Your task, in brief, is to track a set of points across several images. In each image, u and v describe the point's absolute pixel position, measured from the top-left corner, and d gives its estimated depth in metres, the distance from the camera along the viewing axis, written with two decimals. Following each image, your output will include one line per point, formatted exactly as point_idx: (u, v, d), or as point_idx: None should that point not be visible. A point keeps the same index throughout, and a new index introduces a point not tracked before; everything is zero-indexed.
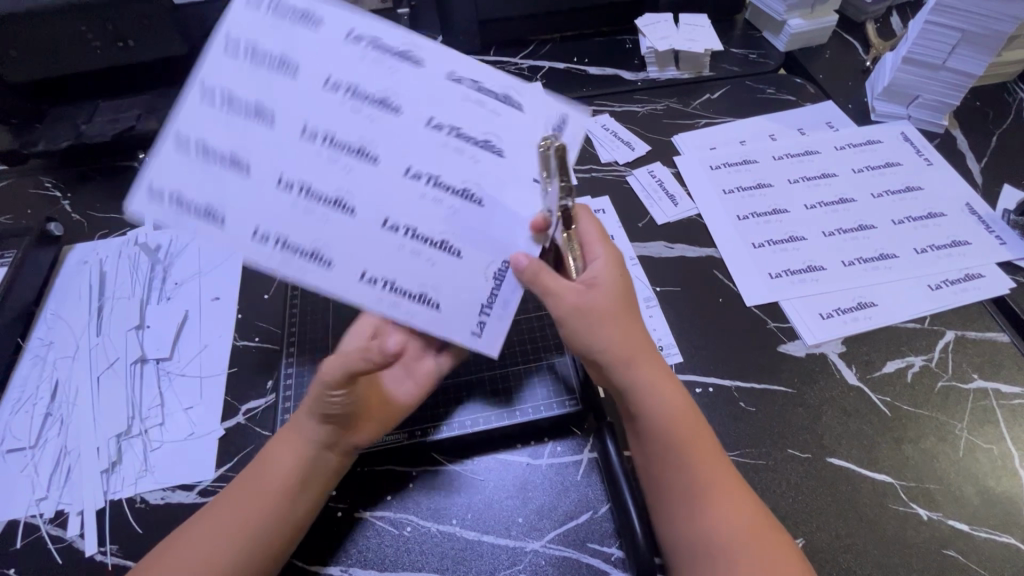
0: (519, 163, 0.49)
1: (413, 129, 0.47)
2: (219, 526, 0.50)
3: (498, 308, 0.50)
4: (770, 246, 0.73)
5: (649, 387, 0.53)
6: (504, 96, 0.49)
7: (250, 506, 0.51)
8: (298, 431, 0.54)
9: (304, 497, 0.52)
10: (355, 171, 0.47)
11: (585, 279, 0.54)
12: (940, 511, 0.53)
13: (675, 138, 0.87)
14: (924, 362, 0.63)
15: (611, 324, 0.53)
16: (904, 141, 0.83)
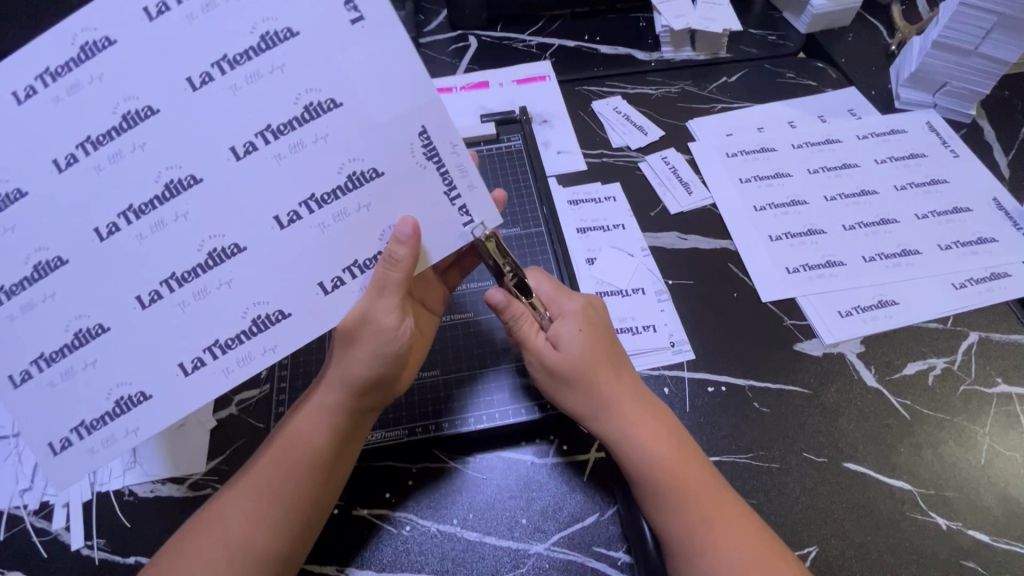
0: (365, 99, 0.42)
1: (263, 165, 0.43)
2: (256, 510, 0.47)
3: (466, 184, 0.46)
4: (788, 239, 0.70)
5: (633, 435, 0.50)
6: (267, 42, 0.41)
7: (289, 485, 0.47)
8: (327, 400, 0.50)
9: (331, 478, 0.50)
10: (250, 257, 0.44)
11: (551, 336, 0.54)
12: (960, 520, 0.51)
13: (690, 123, 0.83)
14: (946, 364, 0.60)
15: (586, 377, 0.52)
16: (930, 131, 0.80)
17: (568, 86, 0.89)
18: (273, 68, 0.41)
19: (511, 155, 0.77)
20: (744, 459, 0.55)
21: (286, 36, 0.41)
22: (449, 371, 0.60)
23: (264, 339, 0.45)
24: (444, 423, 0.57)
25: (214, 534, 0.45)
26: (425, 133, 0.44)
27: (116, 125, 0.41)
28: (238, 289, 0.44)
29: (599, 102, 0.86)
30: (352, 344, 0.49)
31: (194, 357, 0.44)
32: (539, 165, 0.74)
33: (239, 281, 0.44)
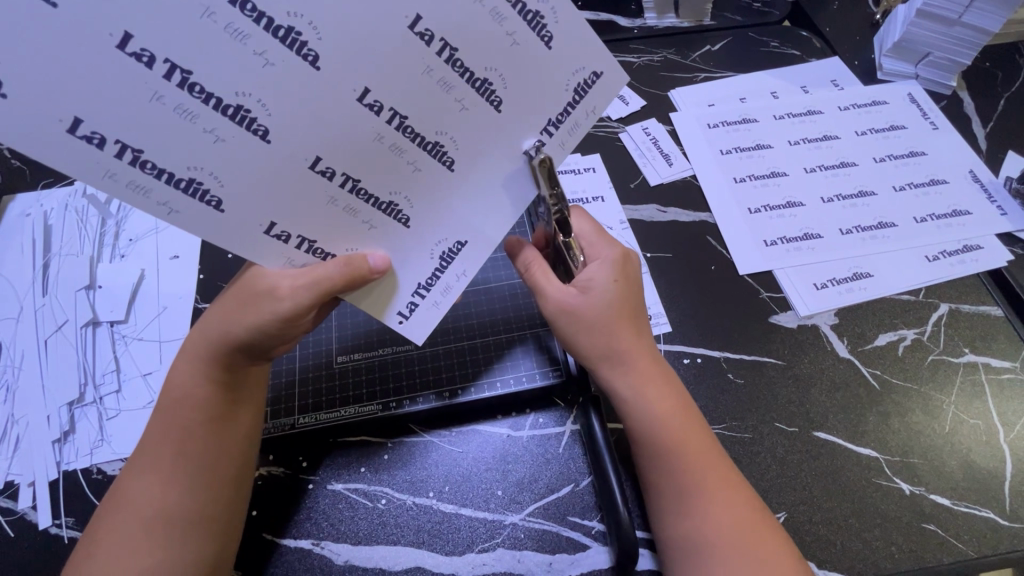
0: (484, 155, 0.42)
1: (335, 104, 0.35)
2: (158, 479, 0.46)
3: (429, 295, 0.46)
4: (766, 212, 0.70)
5: (637, 389, 0.49)
6: (481, 81, 0.38)
7: (183, 448, 0.47)
8: (198, 362, 0.48)
9: (221, 439, 0.47)
10: (229, 143, 0.34)
11: (580, 280, 0.50)
12: (923, 485, 0.53)
13: (671, 93, 0.81)
14: (916, 335, 0.61)
15: (603, 326, 0.49)
16: (911, 103, 0.79)
17: None
18: (458, 105, 0.39)
19: None
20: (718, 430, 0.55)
21: (489, 103, 0.39)
22: (423, 346, 0.60)
23: (167, 193, 0.35)
24: (419, 399, 0.56)
25: (124, 512, 0.45)
26: (461, 245, 0.45)
27: (224, 102, 0.33)
28: (214, 153, 0.34)
29: None
30: (233, 302, 0.47)
31: (115, 144, 0.32)
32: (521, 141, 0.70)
33: (225, 174, 0.35)
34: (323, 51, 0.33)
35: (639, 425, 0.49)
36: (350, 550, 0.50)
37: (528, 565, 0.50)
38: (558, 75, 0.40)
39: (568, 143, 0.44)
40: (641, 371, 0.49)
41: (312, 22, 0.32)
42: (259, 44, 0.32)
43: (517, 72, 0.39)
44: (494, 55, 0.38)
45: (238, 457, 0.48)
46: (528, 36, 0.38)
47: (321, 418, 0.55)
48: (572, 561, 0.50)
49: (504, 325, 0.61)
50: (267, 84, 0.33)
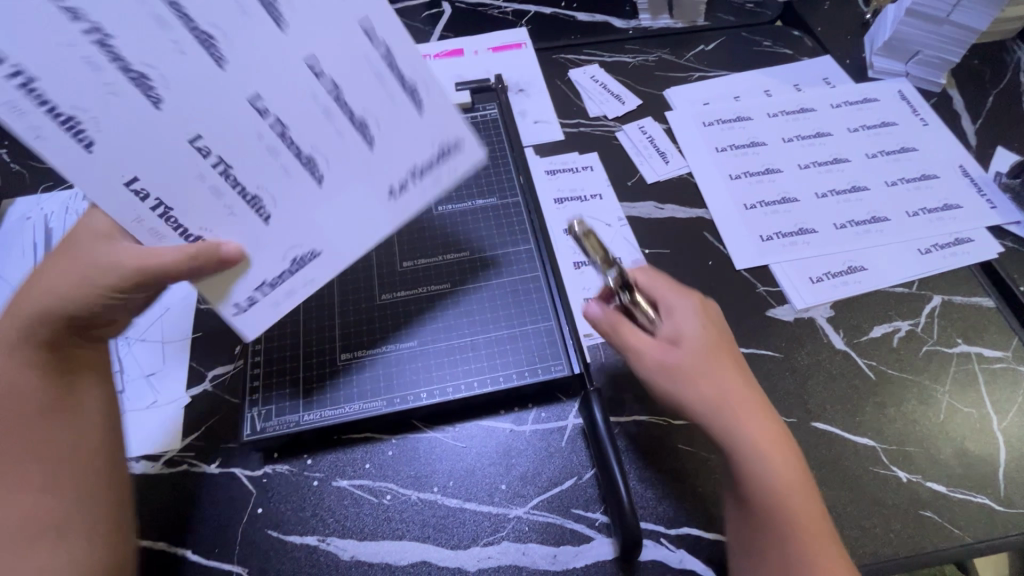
0: (357, 178, 0.46)
1: (232, 102, 0.41)
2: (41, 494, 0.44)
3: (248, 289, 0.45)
4: (762, 207, 0.71)
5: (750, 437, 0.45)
6: (360, 120, 0.45)
7: (33, 446, 0.45)
8: (18, 349, 0.47)
9: (71, 423, 0.47)
10: (116, 98, 0.38)
11: (667, 332, 0.50)
12: (919, 472, 0.54)
13: (666, 92, 0.82)
14: (911, 327, 0.62)
15: (703, 372, 0.47)
16: (901, 100, 0.80)
17: (545, 54, 0.87)
18: (336, 133, 0.44)
19: (487, 124, 0.74)
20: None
21: (363, 139, 0.45)
22: (426, 342, 0.59)
23: (40, 119, 0.37)
24: (422, 394, 0.56)
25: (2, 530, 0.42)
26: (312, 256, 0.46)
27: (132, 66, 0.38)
28: (100, 103, 0.38)
29: (576, 70, 0.84)
30: (83, 252, 0.46)
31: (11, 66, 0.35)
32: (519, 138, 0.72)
33: (105, 124, 0.38)
34: (232, 60, 0.40)
35: (754, 481, 0.45)
36: (355, 546, 0.51)
37: (533, 557, 0.50)
38: (426, 137, 0.47)
39: (428, 195, 0.49)
40: (762, 428, 0.46)
41: (226, 34, 0.39)
42: (176, 34, 0.38)
43: (392, 128, 0.46)
44: (373, 105, 0.45)
45: (97, 442, 0.48)
46: (405, 99, 0.46)
47: (325, 415, 0.55)
48: (576, 553, 0.51)
49: (506, 321, 0.60)
50: (176, 68, 0.39)
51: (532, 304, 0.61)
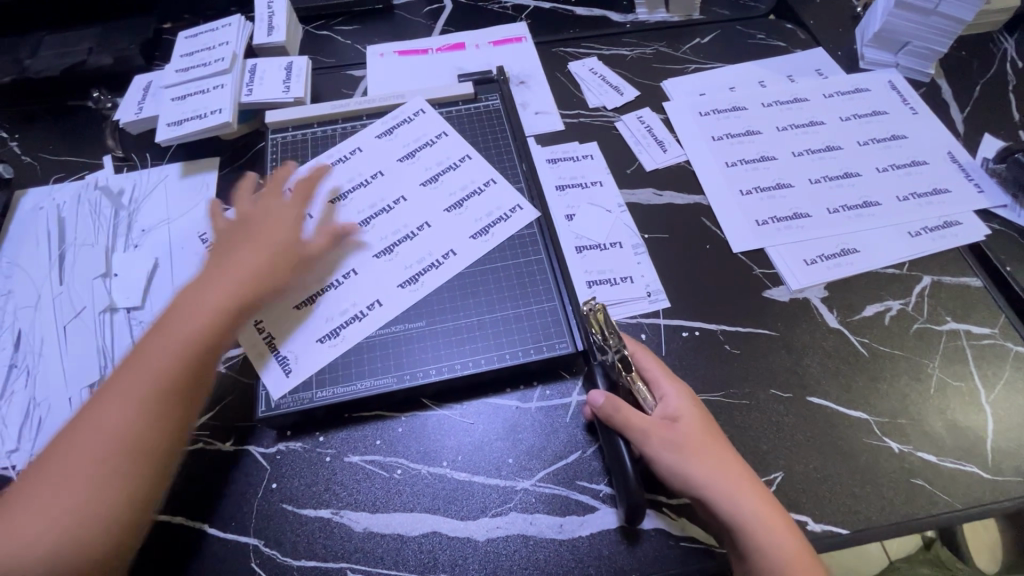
0: (359, 297, 0.61)
1: (388, 224, 0.66)
2: (84, 468, 0.45)
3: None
4: (758, 193, 0.73)
5: (760, 519, 0.48)
6: (414, 281, 0.63)
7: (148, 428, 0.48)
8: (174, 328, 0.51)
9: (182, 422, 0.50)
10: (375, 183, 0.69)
11: (661, 413, 0.52)
12: (911, 443, 0.56)
13: (664, 84, 0.84)
14: (902, 306, 0.64)
15: (705, 464, 0.49)
16: (891, 89, 0.83)
17: (545, 48, 0.89)
18: (394, 272, 0.63)
19: (489, 114, 0.76)
20: (716, 399, 0.58)
21: (399, 288, 0.62)
22: (433, 322, 0.61)
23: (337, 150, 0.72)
24: (431, 371, 0.58)
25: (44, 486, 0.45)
26: (322, 340, 0.59)
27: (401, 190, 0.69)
28: (371, 171, 0.70)
29: (575, 63, 0.86)
30: (288, 232, 0.60)
31: (382, 131, 0.73)
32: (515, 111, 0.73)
33: (346, 177, 0.70)
34: (433, 223, 0.66)
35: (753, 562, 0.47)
36: (368, 518, 0.53)
37: (540, 527, 0.52)
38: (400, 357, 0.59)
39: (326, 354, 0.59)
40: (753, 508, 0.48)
41: (460, 203, 0.68)
42: (449, 189, 0.69)
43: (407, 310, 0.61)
44: (430, 282, 0.63)
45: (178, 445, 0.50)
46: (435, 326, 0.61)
47: (336, 392, 0.57)
48: (582, 522, 0.52)
49: (511, 303, 0.62)
50: (413, 201, 0.68)
51: (536, 286, 0.63)
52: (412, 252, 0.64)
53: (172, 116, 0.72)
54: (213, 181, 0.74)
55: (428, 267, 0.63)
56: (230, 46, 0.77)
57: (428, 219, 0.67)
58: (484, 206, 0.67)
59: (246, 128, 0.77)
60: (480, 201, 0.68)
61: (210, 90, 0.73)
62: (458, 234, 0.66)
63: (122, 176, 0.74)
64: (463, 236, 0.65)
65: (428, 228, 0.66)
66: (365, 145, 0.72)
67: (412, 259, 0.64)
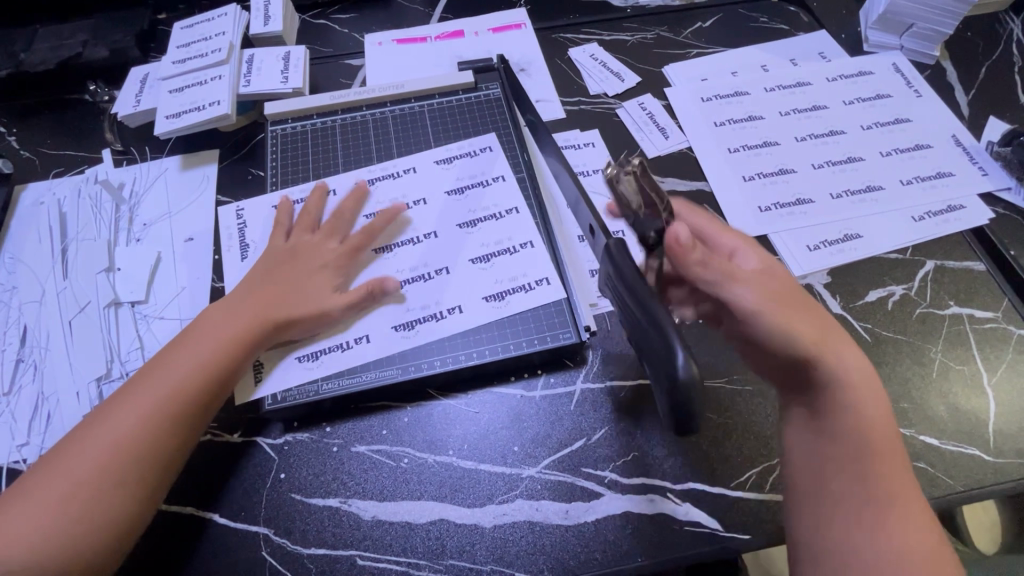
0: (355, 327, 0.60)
1: (415, 257, 0.64)
2: (93, 453, 0.48)
3: (236, 247, 0.65)
4: (760, 179, 0.72)
5: (829, 358, 0.48)
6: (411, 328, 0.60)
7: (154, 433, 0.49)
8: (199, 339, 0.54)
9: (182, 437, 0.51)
10: (422, 209, 0.67)
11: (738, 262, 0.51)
12: (913, 427, 0.56)
13: (666, 69, 0.84)
14: (905, 291, 0.64)
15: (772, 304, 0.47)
16: (895, 72, 0.82)
17: (544, 34, 0.88)
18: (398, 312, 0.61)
19: (490, 103, 0.75)
20: (720, 387, 0.59)
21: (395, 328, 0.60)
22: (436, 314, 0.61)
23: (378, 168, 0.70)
24: (436, 362, 0.58)
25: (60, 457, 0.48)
26: (297, 360, 0.58)
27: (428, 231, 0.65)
28: (416, 197, 0.68)
29: (575, 49, 0.85)
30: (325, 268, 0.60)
31: (440, 160, 0.70)
32: (515, 85, 0.72)
33: (390, 190, 0.68)
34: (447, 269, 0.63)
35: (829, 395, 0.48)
36: (376, 507, 0.53)
37: (546, 513, 0.53)
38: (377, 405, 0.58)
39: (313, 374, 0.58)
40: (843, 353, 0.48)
41: (484, 253, 0.64)
42: (480, 233, 0.65)
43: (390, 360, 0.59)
44: (424, 331, 0.60)
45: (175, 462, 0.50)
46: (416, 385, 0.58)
47: (342, 384, 0.57)
48: (587, 508, 0.53)
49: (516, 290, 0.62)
50: (440, 245, 0.65)
51: (540, 273, 0.62)
52: (420, 296, 0.62)
53: (171, 109, 0.71)
54: (214, 174, 0.74)
55: (428, 317, 0.60)
56: (227, 37, 0.76)
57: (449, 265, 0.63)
58: (510, 267, 0.63)
59: (245, 120, 0.76)
60: (504, 257, 0.63)
61: (208, 81, 0.72)
62: (473, 290, 0.62)
63: (121, 170, 0.74)
64: (465, 261, 0.63)
65: (446, 274, 0.63)
66: (421, 167, 0.70)
67: (417, 302, 0.61)
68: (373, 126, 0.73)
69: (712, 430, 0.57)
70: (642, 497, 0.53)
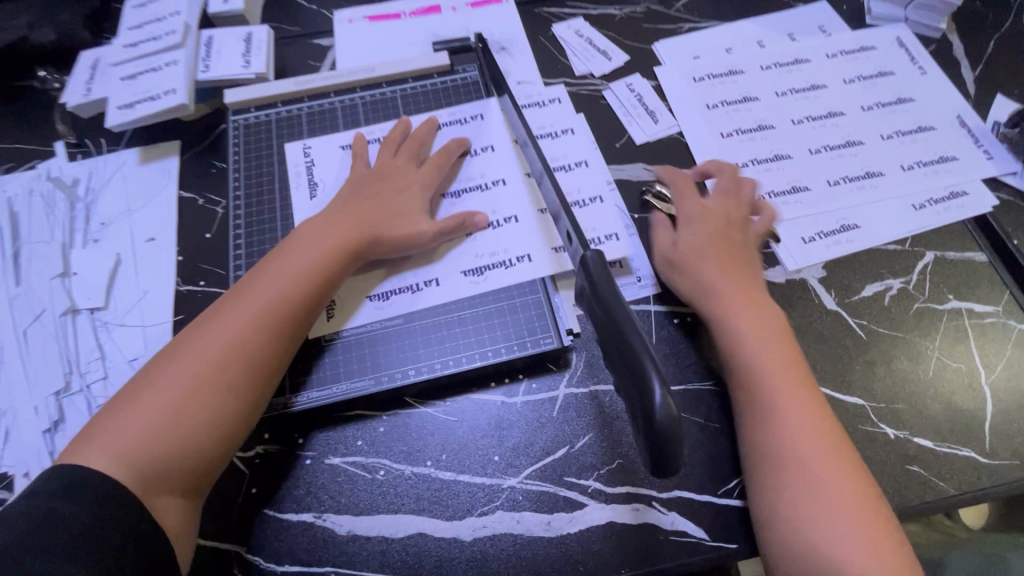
0: (437, 268, 0.60)
1: (485, 200, 0.63)
2: (212, 350, 0.49)
3: (305, 185, 0.65)
4: (754, 166, 0.69)
5: (722, 311, 0.55)
6: (481, 273, 0.59)
7: (266, 333, 0.51)
8: (300, 248, 0.55)
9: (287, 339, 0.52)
10: (491, 152, 0.66)
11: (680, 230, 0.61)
12: (907, 428, 0.55)
13: (656, 46, 0.79)
14: (903, 285, 0.62)
15: (693, 257, 0.58)
16: (899, 47, 0.77)
17: (527, 8, 0.82)
18: (473, 255, 0.60)
19: (467, 87, 0.71)
20: (694, 389, 0.56)
21: (469, 272, 0.59)
22: (412, 320, 0.58)
23: (451, 110, 0.69)
24: (409, 371, 0.56)
25: (179, 353, 0.50)
26: (372, 300, 0.59)
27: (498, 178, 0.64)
28: (485, 140, 0.67)
29: (560, 25, 0.80)
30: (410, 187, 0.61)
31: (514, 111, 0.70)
32: (493, 66, 0.67)
33: (461, 130, 0.68)
34: (518, 218, 0.62)
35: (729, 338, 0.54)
36: (351, 521, 0.51)
37: (527, 525, 0.51)
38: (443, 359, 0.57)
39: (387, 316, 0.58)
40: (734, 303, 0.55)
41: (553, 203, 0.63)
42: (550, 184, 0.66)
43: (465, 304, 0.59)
44: (499, 275, 0.59)
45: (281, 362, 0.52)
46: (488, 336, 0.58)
47: (312, 397, 0.55)
48: (570, 519, 0.51)
49: (496, 297, 0.59)
50: (510, 192, 0.64)
51: (607, 230, 0.64)
52: (489, 244, 0.61)
53: (123, 98, 0.66)
54: (175, 168, 0.69)
55: (496, 263, 0.60)
56: (182, 17, 0.70)
57: (517, 214, 0.62)
58: (582, 221, 0.64)
59: (205, 108, 0.71)
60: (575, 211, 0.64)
61: (163, 67, 0.67)
62: (543, 240, 0.60)
63: (76, 165, 0.69)
64: (534, 212, 0.62)
65: (516, 222, 0.62)
66: (489, 114, 0.69)
67: (485, 250, 0.60)
68: (342, 115, 0.69)
69: (689, 431, 0.55)
70: (627, 506, 0.52)
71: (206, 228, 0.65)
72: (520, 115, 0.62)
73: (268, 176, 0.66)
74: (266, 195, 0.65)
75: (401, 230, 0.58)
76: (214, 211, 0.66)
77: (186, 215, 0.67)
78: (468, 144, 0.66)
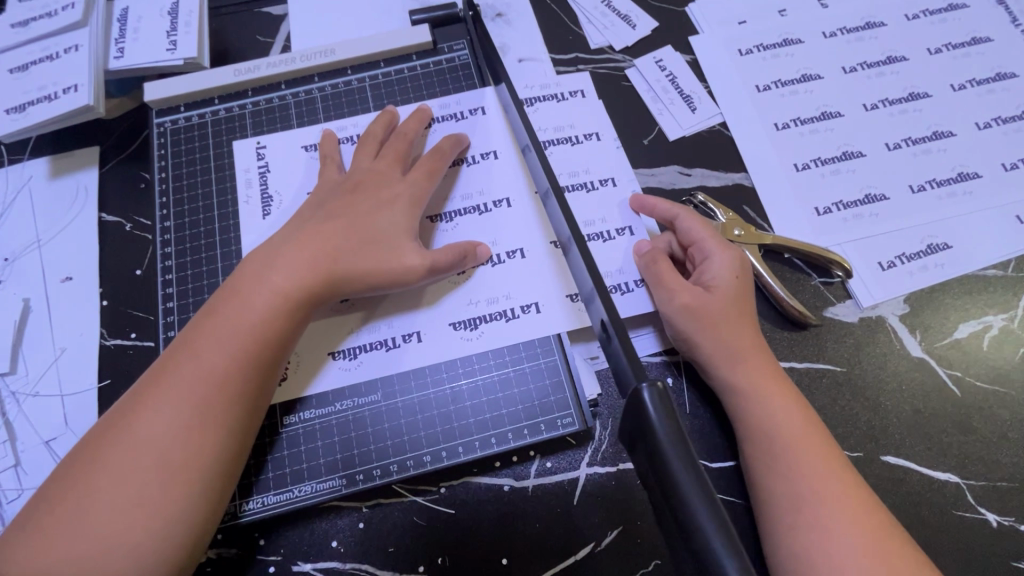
0: (421, 318, 0.48)
1: (481, 227, 0.50)
2: (149, 441, 0.37)
3: (257, 198, 0.51)
4: (817, 167, 0.55)
5: (744, 382, 0.43)
6: (475, 327, 0.48)
7: (219, 405, 0.39)
8: (248, 291, 0.42)
9: (249, 406, 0.40)
10: (490, 161, 0.53)
11: (701, 279, 0.47)
12: (1013, 513, 0.44)
13: (690, 8, 0.63)
14: (1005, 322, 0.50)
15: (715, 318, 0.45)
16: (997, 4, 0.61)
17: None
18: (468, 302, 0.48)
19: (455, 71, 0.56)
20: (735, 465, 0.46)
21: (460, 327, 0.48)
22: (393, 395, 0.46)
23: (445, 99, 0.55)
24: (392, 468, 0.45)
25: (103, 454, 0.37)
26: (337, 359, 0.47)
27: (498, 198, 0.51)
28: (484, 143, 0.53)
29: None
30: (392, 197, 0.47)
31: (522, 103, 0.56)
32: (483, 34, 0.52)
33: (454, 128, 0.54)
34: (524, 253, 0.50)
35: (758, 415, 0.43)
36: None
37: None
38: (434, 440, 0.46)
39: (359, 383, 0.47)
40: (748, 370, 0.44)
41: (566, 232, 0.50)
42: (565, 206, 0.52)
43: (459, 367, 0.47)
44: (498, 331, 0.47)
45: (244, 435, 0.40)
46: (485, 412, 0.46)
47: (268, 502, 0.44)
48: None
49: (496, 361, 0.47)
50: (512, 217, 0.51)
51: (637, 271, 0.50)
52: (487, 285, 0.49)
53: (13, 98, 0.51)
54: (93, 183, 0.55)
55: (495, 315, 0.48)
56: None
57: (524, 246, 0.50)
58: (605, 255, 0.51)
59: (128, 103, 0.57)
60: (597, 245, 0.51)
61: (61, 54, 0.52)
62: (553, 283, 0.49)
63: None
64: (543, 246, 0.50)
65: (521, 258, 0.49)
66: (492, 107, 0.54)
67: (481, 295, 0.48)
68: (297, 112, 0.55)
69: (735, 519, 0.44)
70: None
71: (135, 262, 0.52)
72: (523, 113, 0.44)
73: (203, 196, 0.52)
74: (202, 223, 0.51)
75: (384, 256, 0.45)
76: (145, 241, 0.53)
77: (108, 245, 0.53)
78: (466, 144, 0.52)
